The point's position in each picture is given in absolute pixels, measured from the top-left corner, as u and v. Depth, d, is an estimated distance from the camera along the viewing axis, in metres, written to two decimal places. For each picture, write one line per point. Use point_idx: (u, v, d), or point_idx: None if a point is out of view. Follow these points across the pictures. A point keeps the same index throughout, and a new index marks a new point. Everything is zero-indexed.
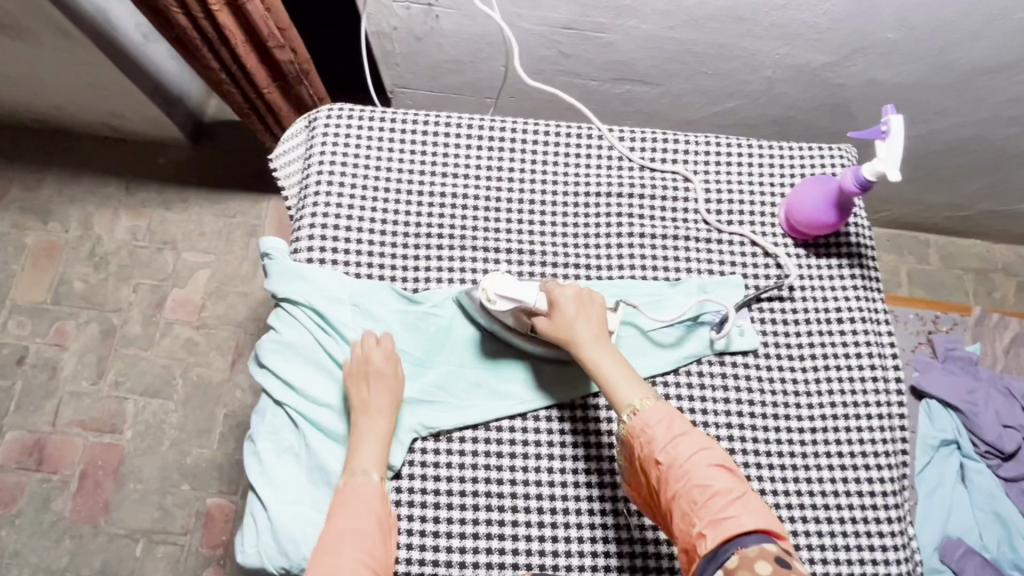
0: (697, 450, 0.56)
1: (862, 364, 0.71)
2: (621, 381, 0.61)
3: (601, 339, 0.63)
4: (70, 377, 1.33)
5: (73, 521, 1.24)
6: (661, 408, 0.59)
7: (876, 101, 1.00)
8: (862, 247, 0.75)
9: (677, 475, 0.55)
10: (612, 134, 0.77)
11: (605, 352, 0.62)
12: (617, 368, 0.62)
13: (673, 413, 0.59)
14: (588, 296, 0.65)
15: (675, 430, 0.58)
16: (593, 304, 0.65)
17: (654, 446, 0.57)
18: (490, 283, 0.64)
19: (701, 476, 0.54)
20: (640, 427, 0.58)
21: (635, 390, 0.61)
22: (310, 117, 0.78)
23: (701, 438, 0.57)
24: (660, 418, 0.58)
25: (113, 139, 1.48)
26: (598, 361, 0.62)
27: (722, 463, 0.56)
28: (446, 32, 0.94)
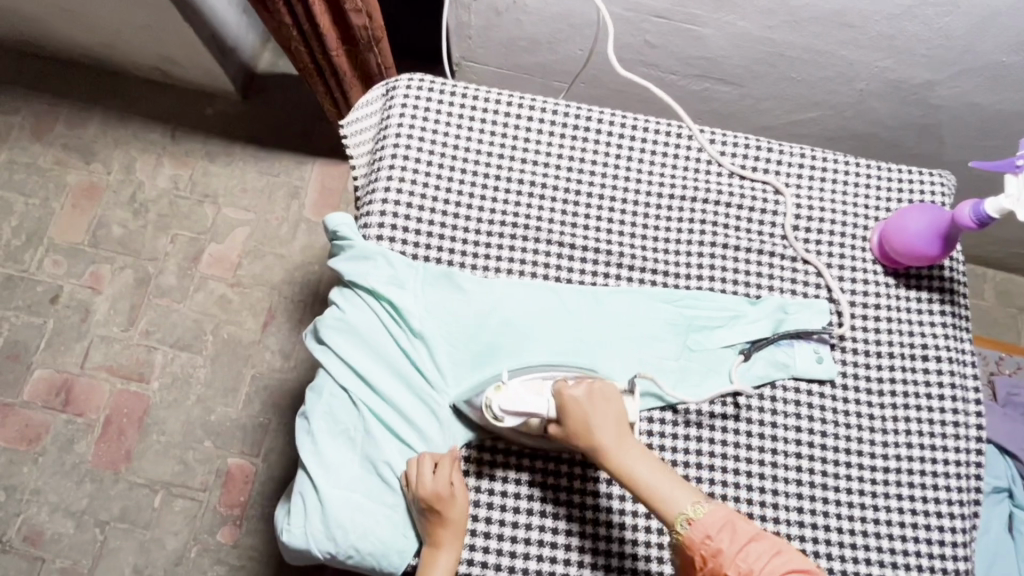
0: (771, 556, 0.52)
1: (944, 406, 0.67)
2: (668, 487, 0.56)
3: (626, 441, 0.58)
4: (102, 322, 1.32)
5: (94, 465, 1.25)
6: (717, 512, 0.54)
7: (971, 127, 0.94)
8: (956, 282, 0.71)
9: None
10: (703, 135, 0.73)
11: (638, 456, 0.57)
12: (654, 471, 0.57)
13: (732, 514, 0.54)
14: (602, 390, 0.59)
15: (741, 537, 0.53)
16: (609, 402, 0.59)
17: (721, 558, 0.52)
18: (489, 399, 0.58)
19: None
20: (698, 538, 0.53)
21: (682, 492, 0.56)
22: (389, 85, 0.75)
23: (770, 541, 0.53)
24: (719, 524, 0.53)
25: (163, 85, 1.45)
26: (632, 469, 0.57)
27: (798, 567, 0.52)
28: (528, 8, 0.90)
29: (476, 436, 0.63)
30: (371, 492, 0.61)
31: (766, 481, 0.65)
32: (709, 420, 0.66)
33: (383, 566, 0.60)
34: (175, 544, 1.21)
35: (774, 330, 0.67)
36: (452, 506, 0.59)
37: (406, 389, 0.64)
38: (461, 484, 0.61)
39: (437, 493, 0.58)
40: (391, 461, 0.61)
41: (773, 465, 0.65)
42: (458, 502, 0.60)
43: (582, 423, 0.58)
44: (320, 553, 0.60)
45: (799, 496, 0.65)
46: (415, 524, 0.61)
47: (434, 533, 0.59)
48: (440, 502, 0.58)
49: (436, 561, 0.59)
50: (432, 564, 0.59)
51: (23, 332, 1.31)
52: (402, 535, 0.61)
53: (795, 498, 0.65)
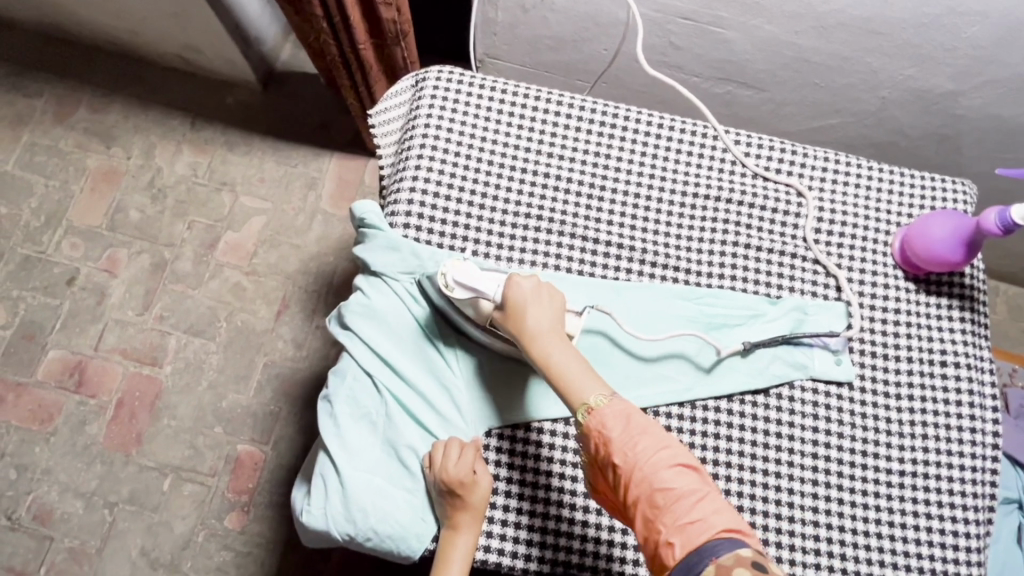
0: (660, 450, 0.54)
1: (961, 412, 0.68)
2: (581, 378, 0.57)
3: (555, 333, 0.58)
4: (117, 305, 1.33)
5: (105, 447, 1.25)
6: (617, 404, 0.55)
7: (993, 139, 0.94)
8: (976, 290, 0.71)
9: (639, 478, 0.53)
10: (728, 135, 0.74)
11: (560, 348, 0.58)
12: (571, 363, 0.57)
13: (630, 407, 0.56)
14: (549, 291, 0.61)
15: (633, 428, 0.54)
16: (552, 301, 0.60)
17: (610, 446, 0.54)
18: (449, 269, 0.61)
19: (662, 479, 0.52)
20: (595, 426, 0.55)
21: (591, 384, 0.56)
22: (419, 76, 0.76)
23: (662, 436, 0.54)
24: (617, 415, 0.55)
25: (184, 73, 1.46)
26: (550, 358, 0.57)
27: (686, 464, 0.54)
28: (556, 6, 0.90)
29: (497, 424, 0.64)
30: (392, 477, 0.62)
31: (782, 480, 0.65)
32: (727, 418, 0.66)
33: (401, 549, 0.61)
34: (183, 528, 1.22)
35: (793, 330, 0.68)
36: (473, 492, 0.59)
37: (428, 374, 0.64)
38: (484, 470, 0.61)
39: (459, 479, 0.58)
40: (413, 445, 0.62)
41: (790, 464, 0.66)
42: (480, 488, 0.60)
43: (518, 308, 0.59)
44: (340, 535, 0.60)
45: (815, 496, 0.65)
46: (434, 507, 0.61)
47: (452, 516, 0.60)
48: (461, 487, 0.59)
49: (453, 543, 0.59)
50: (449, 547, 0.59)
51: (39, 312, 1.32)
52: (422, 519, 0.61)
53: (810, 498, 0.65)
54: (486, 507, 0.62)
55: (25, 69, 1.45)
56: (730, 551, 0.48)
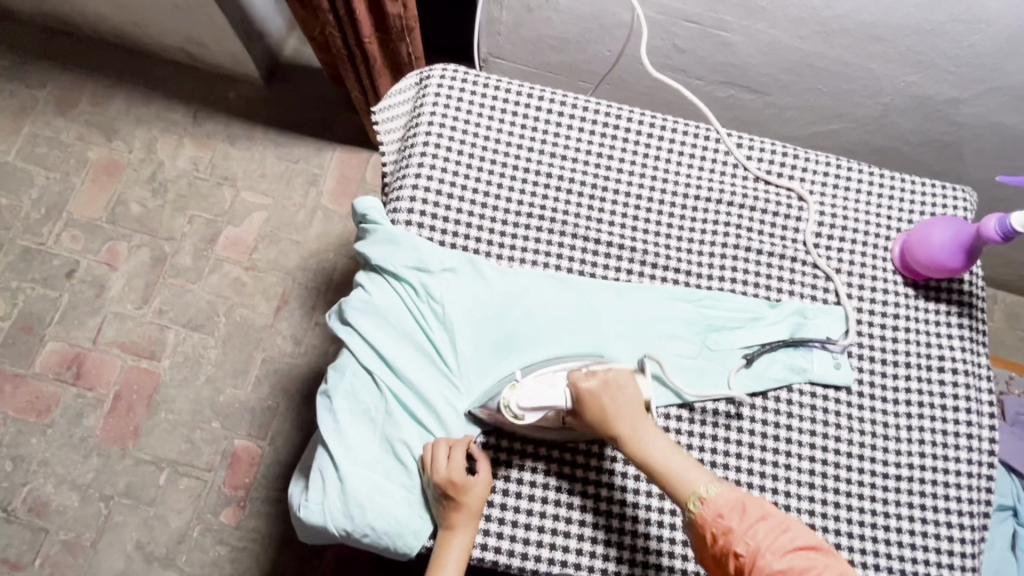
0: (779, 534, 0.52)
1: (959, 418, 0.68)
2: (683, 469, 0.57)
3: (643, 424, 0.59)
4: (117, 298, 1.33)
5: (102, 440, 1.25)
6: (730, 492, 0.55)
7: (994, 146, 0.94)
8: (975, 296, 0.71)
9: (761, 565, 0.51)
10: (730, 139, 0.74)
11: (655, 441, 0.58)
12: (670, 454, 0.57)
13: (743, 494, 0.55)
14: (621, 377, 0.60)
15: (751, 516, 0.53)
16: (630, 390, 0.60)
17: (731, 535, 0.53)
18: (508, 398, 0.60)
19: (786, 564, 0.51)
20: (711, 516, 0.54)
21: (697, 473, 0.56)
22: (423, 74, 0.76)
23: (778, 519, 0.53)
24: (731, 503, 0.54)
25: (188, 67, 1.46)
26: (648, 452, 0.58)
27: (806, 544, 0.52)
28: (561, 7, 0.91)
29: (496, 423, 0.64)
30: (390, 474, 0.62)
31: (780, 483, 0.65)
32: (725, 420, 0.67)
33: (398, 546, 0.61)
34: (178, 522, 1.21)
35: (793, 334, 0.68)
36: (468, 492, 0.60)
37: (428, 373, 0.64)
38: (481, 468, 0.61)
39: (451, 480, 0.58)
40: (410, 442, 0.62)
41: (787, 467, 0.66)
42: (474, 488, 0.60)
43: (597, 408, 0.58)
44: (337, 530, 0.60)
45: (811, 498, 0.65)
46: (431, 507, 0.61)
47: (448, 517, 0.60)
48: (454, 488, 0.59)
49: (450, 543, 0.60)
50: (446, 546, 0.60)
51: (38, 304, 1.32)
52: (419, 516, 0.61)
53: (807, 500, 0.65)
54: (482, 507, 0.62)
55: (28, 60, 1.45)
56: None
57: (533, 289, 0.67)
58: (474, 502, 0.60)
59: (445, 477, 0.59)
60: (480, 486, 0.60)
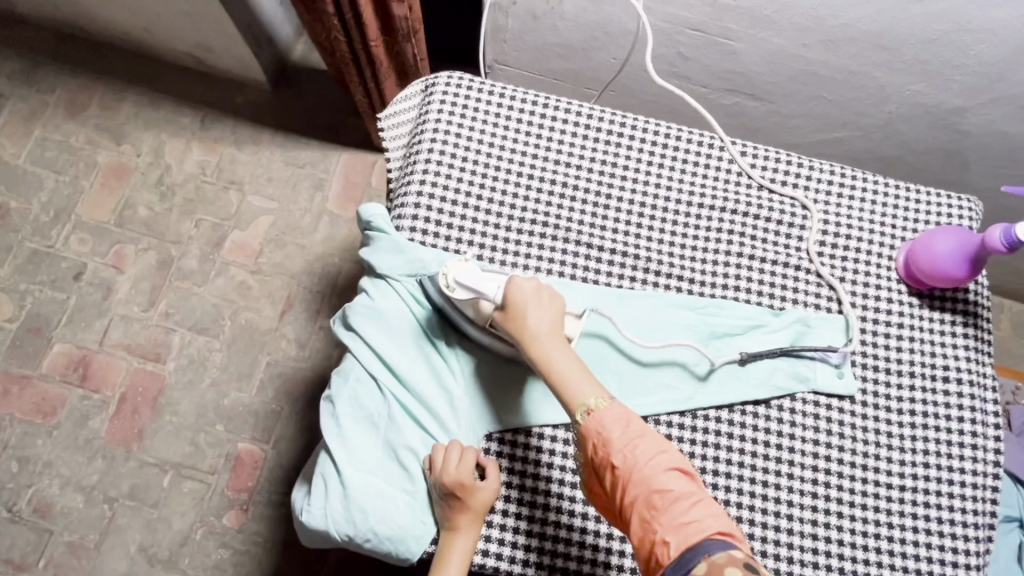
0: (657, 453, 0.54)
1: (963, 429, 0.68)
2: (577, 380, 0.57)
3: (555, 335, 0.59)
4: (123, 300, 1.34)
5: (107, 442, 1.26)
6: (616, 408, 0.56)
7: (999, 155, 0.94)
8: (979, 306, 0.71)
9: (636, 478, 0.53)
10: (734, 147, 0.74)
11: (560, 350, 0.58)
12: (571, 364, 0.58)
13: (629, 412, 0.56)
14: (548, 293, 0.61)
15: (633, 431, 0.55)
16: (551, 302, 0.60)
17: (610, 447, 0.54)
18: (451, 268, 0.61)
19: (659, 481, 0.52)
20: (594, 427, 0.55)
21: (589, 386, 0.57)
22: (428, 81, 0.77)
23: (658, 440, 0.55)
24: (616, 417, 0.55)
25: (196, 72, 1.47)
26: (550, 358, 0.58)
27: (681, 467, 0.54)
28: (566, 14, 0.91)
29: (498, 429, 0.64)
30: (392, 479, 0.62)
31: (782, 492, 0.65)
32: (728, 428, 0.66)
33: (399, 551, 0.61)
34: (181, 525, 1.22)
35: (795, 343, 0.68)
36: (474, 495, 0.60)
37: (430, 379, 0.64)
38: (489, 472, 0.62)
39: (460, 481, 0.59)
40: (413, 448, 0.62)
41: (790, 476, 0.66)
42: (480, 490, 0.60)
43: (519, 309, 0.59)
44: (338, 535, 0.60)
45: (814, 508, 0.65)
46: (434, 510, 0.61)
47: (451, 519, 0.60)
48: (461, 489, 0.59)
49: (452, 546, 0.60)
50: (449, 549, 0.60)
51: (46, 306, 1.33)
52: (422, 522, 0.61)
53: (810, 510, 0.65)
54: (487, 510, 0.62)
55: (39, 65, 1.47)
56: (725, 551, 0.48)
57: None
58: (482, 504, 0.60)
59: (454, 477, 0.59)
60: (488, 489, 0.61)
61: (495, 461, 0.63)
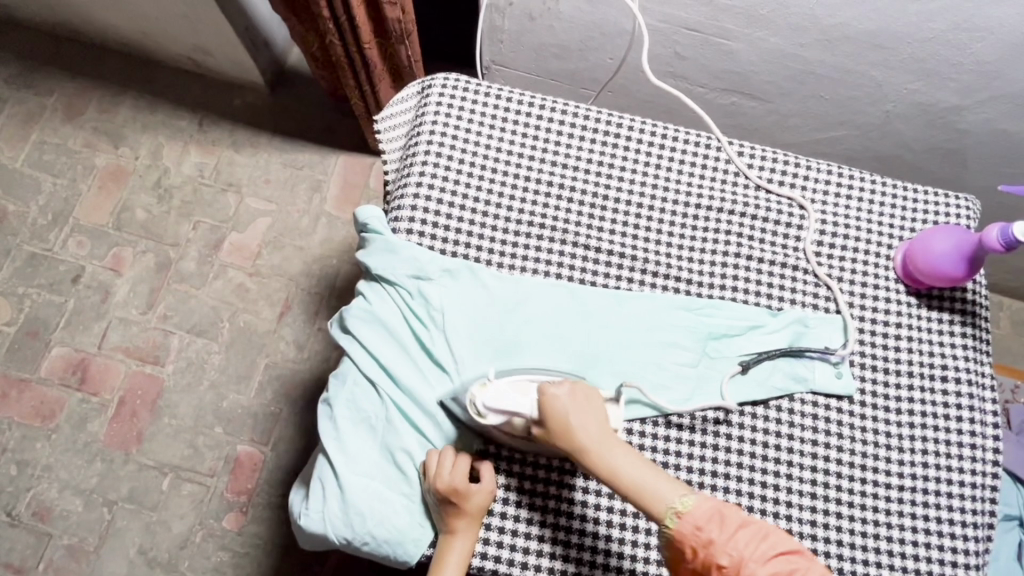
0: (759, 541, 0.53)
1: (961, 428, 0.68)
2: (652, 483, 0.54)
3: (611, 441, 0.56)
4: (121, 303, 1.34)
5: (106, 445, 1.26)
6: (705, 504, 0.54)
7: (997, 154, 0.94)
8: (978, 305, 0.71)
9: (742, 575, 0.52)
10: (731, 147, 0.74)
11: (624, 456, 0.55)
12: (639, 468, 0.55)
13: (720, 503, 0.54)
14: (585, 391, 0.57)
15: (731, 525, 0.53)
16: (594, 407, 0.57)
17: (712, 547, 0.53)
18: (478, 394, 0.58)
19: (768, 569, 0.52)
20: (690, 530, 0.53)
21: (669, 488, 0.54)
22: (424, 83, 0.76)
23: (756, 526, 0.54)
24: (709, 514, 0.53)
25: (194, 74, 1.47)
26: (617, 468, 0.55)
27: (783, 548, 0.53)
28: (562, 15, 0.91)
29: (495, 432, 0.64)
30: (390, 482, 0.62)
31: (781, 493, 0.65)
32: (726, 429, 0.66)
33: (397, 554, 0.61)
34: (181, 528, 1.22)
35: (792, 343, 0.68)
36: (470, 499, 0.59)
37: (427, 384, 0.64)
38: (484, 475, 0.61)
39: (454, 487, 0.58)
40: (410, 451, 0.62)
41: (789, 477, 0.65)
42: (477, 495, 0.60)
43: (564, 426, 0.55)
44: (337, 538, 0.60)
45: (813, 508, 0.65)
46: (432, 513, 0.61)
47: (449, 522, 0.60)
48: (456, 494, 0.58)
49: (450, 549, 0.60)
50: (446, 553, 0.59)
51: (44, 309, 1.33)
52: (419, 525, 0.61)
53: (809, 511, 0.65)
54: (484, 512, 0.62)
55: (36, 68, 1.47)
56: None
57: (534, 297, 0.67)
58: (477, 507, 0.60)
59: (448, 483, 0.58)
60: (484, 492, 0.60)
61: (490, 463, 0.62)
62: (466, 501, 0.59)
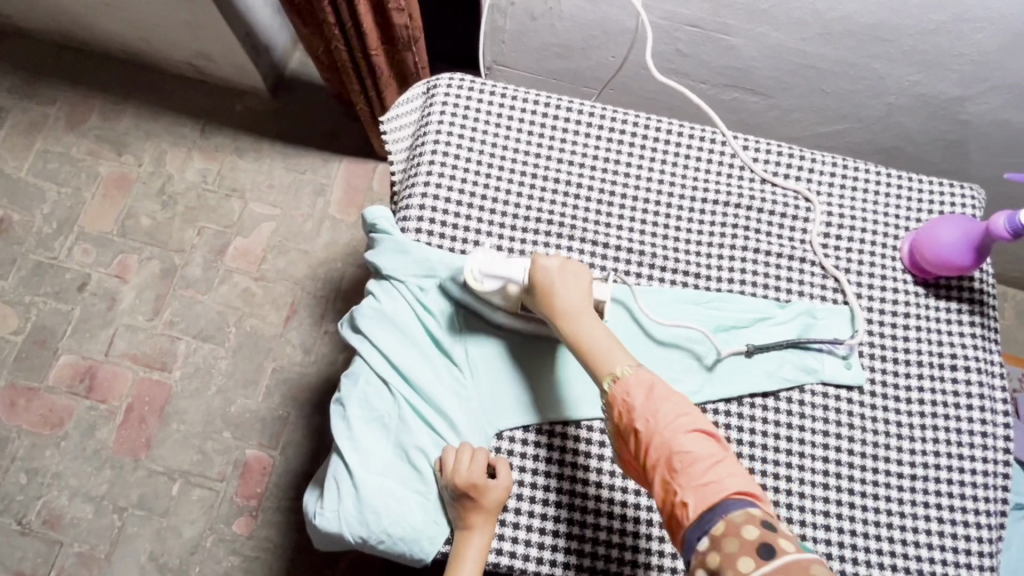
0: (678, 416, 0.55)
1: (972, 416, 0.68)
2: (607, 350, 0.59)
3: (587, 311, 0.61)
4: (128, 310, 1.34)
5: (114, 451, 1.26)
6: (642, 376, 0.57)
7: (1000, 144, 0.95)
8: (985, 294, 0.71)
9: (657, 442, 0.54)
10: (736, 141, 0.74)
11: (592, 324, 0.60)
12: (601, 335, 0.60)
13: (655, 379, 0.57)
14: (573, 266, 0.62)
15: (656, 398, 0.56)
16: (578, 277, 0.62)
17: (634, 413, 0.56)
18: (473, 262, 0.63)
19: (681, 444, 0.53)
20: (620, 394, 0.57)
21: (619, 356, 0.59)
22: (429, 84, 0.77)
23: (681, 402, 0.56)
24: (641, 384, 0.57)
25: (195, 81, 1.48)
26: (582, 333, 0.60)
27: (704, 429, 0.55)
28: (564, 14, 0.91)
29: (507, 428, 0.65)
30: (405, 481, 0.62)
31: (793, 485, 0.65)
32: (738, 421, 0.67)
33: (413, 552, 0.61)
34: (191, 533, 1.22)
35: (802, 335, 0.68)
36: (487, 494, 0.60)
37: (438, 381, 0.64)
38: (499, 471, 0.61)
39: (472, 481, 0.59)
40: (424, 448, 0.62)
41: (801, 468, 0.66)
42: (494, 490, 0.60)
43: (547, 288, 0.61)
44: (352, 537, 0.60)
45: (826, 499, 0.65)
46: (447, 510, 0.61)
47: (465, 518, 0.60)
48: (474, 489, 0.59)
49: (467, 545, 0.60)
50: (464, 549, 0.59)
51: (51, 317, 1.34)
52: (434, 523, 0.61)
53: (821, 502, 0.65)
54: (500, 509, 0.62)
55: (39, 78, 1.48)
56: (743, 509, 0.50)
57: None
58: (494, 502, 0.60)
59: (467, 477, 0.59)
60: (502, 488, 0.61)
61: (504, 460, 0.63)
62: (484, 495, 0.59)
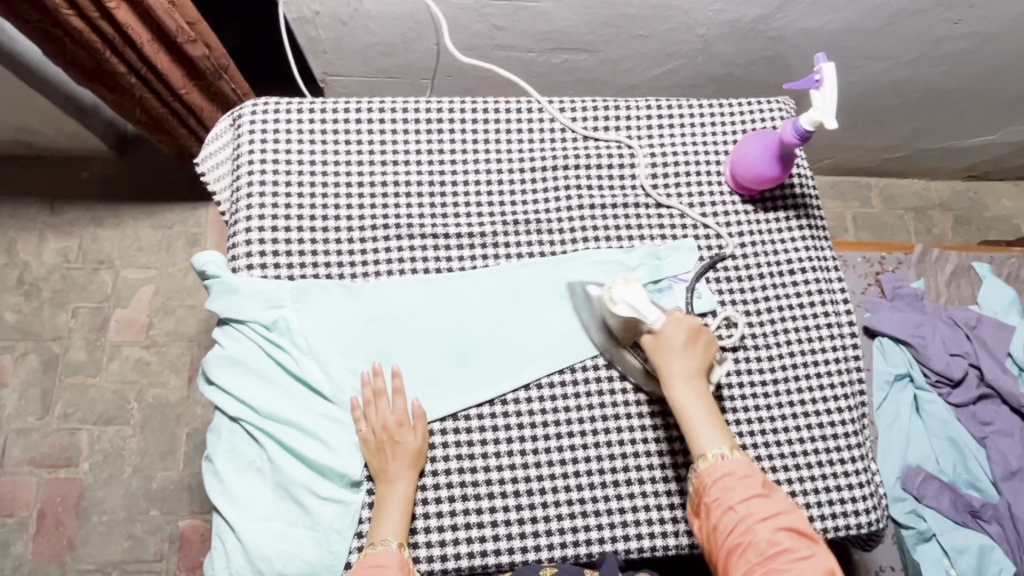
0: (772, 511, 0.54)
1: (816, 312, 0.72)
2: (705, 427, 0.59)
3: (693, 380, 0.61)
4: (13, 414, 1.25)
5: (36, 563, 1.19)
6: (740, 463, 0.57)
7: (811, 51, 1.00)
8: (807, 197, 0.76)
9: (741, 526, 0.54)
10: (552, 106, 0.76)
11: (695, 395, 0.60)
12: (701, 408, 0.60)
13: (751, 469, 0.57)
14: (705, 338, 0.63)
15: (752, 487, 0.55)
16: (701, 348, 0.62)
17: (727, 498, 0.55)
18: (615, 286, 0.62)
19: (766, 532, 0.53)
20: (718, 475, 0.57)
21: (716, 436, 0.59)
22: (235, 114, 0.74)
23: (778, 501, 0.55)
24: (737, 472, 0.56)
25: (28, 157, 1.37)
26: (682, 401, 0.60)
27: (799, 528, 0.53)
28: (372, 13, 0.90)
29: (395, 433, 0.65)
30: (292, 518, 0.61)
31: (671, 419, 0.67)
32: (607, 373, 0.68)
33: None
34: None
35: (652, 276, 0.71)
36: (403, 439, 0.63)
37: (304, 412, 0.64)
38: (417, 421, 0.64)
39: (386, 424, 0.62)
40: (303, 484, 0.61)
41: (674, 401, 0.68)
42: (412, 434, 0.63)
43: (667, 348, 0.61)
44: None
45: None
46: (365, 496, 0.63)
47: (385, 468, 0.62)
48: (387, 430, 0.62)
49: (391, 493, 0.61)
50: (388, 497, 0.61)
51: None
52: (328, 551, 0.60)
53: None
54: (421, 457, 0.64)
55: None
56: None
57: (390, 298, 0.67)
58: (411, 445, 0.63)
59: (378, 424, 0.63)
60: (415, 432, 0.63)
61: (420, 407, 0.64)
62: (400, 443, 0.62)
